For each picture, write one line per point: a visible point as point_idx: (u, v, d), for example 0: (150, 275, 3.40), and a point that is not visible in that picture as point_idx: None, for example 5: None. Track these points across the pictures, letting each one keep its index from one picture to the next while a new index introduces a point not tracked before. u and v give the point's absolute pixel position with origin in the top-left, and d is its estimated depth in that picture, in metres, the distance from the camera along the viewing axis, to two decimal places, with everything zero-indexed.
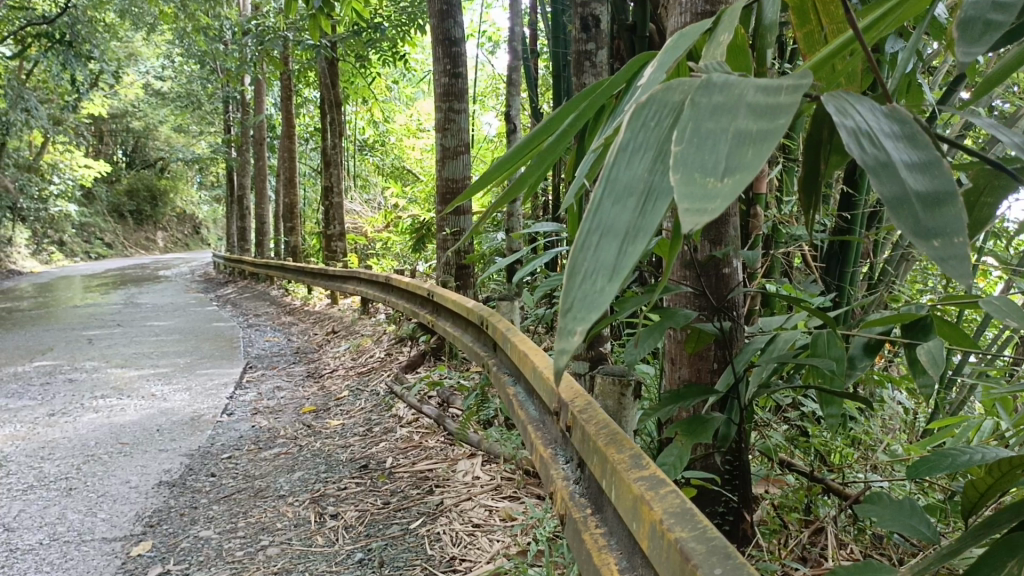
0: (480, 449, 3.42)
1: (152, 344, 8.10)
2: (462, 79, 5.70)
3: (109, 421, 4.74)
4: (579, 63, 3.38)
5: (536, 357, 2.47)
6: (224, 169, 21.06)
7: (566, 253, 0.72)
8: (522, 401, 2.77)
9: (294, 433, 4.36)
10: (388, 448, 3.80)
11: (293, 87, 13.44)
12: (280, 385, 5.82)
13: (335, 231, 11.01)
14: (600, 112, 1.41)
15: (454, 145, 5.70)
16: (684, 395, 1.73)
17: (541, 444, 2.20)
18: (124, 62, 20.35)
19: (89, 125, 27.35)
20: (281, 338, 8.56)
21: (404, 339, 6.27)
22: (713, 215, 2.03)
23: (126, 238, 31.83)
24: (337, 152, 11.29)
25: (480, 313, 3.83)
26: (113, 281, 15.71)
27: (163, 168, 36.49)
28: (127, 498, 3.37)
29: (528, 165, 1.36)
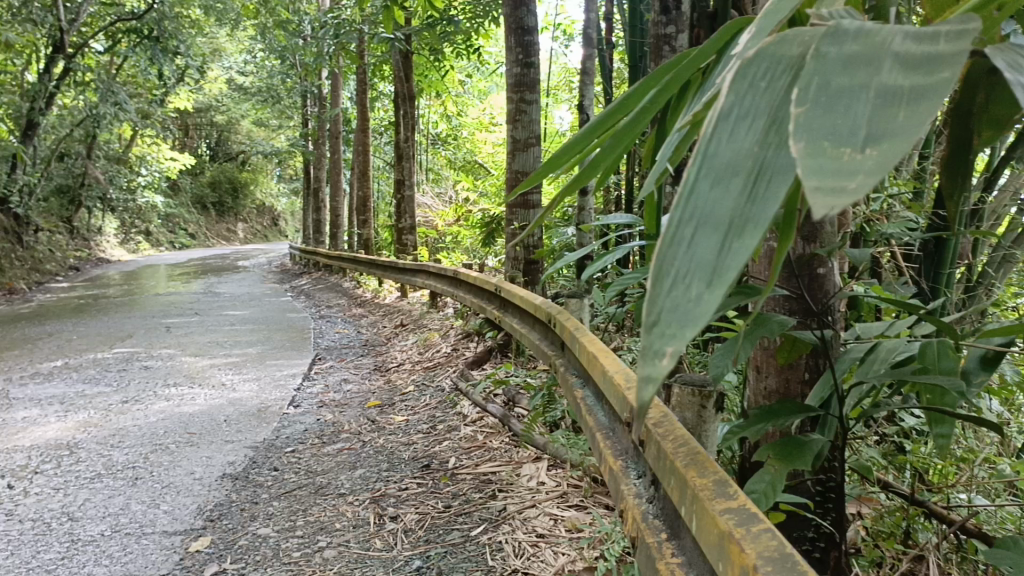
0: (546, 452, 3.27)
1: (226, 333, 8.23)
2: (535, 69, 5.55)
3: (178, 410, 4.78)
4: (658, 47, 3.18)
5: (605, 359, 2.29)
6: (301, 162, 21.44)
7: (652, 249, 0.57)
8: (590, 404, 2.60)
9: (358, 428, 4.29)
10: (451, 447, 3.69)
11: (368, 81, 13.53)
12: (347, 378, 5.80)
13: (406, 224, 11.02)
14: (684, 88, 1.25)
15: (525, 136, 5.56)
16: (778, 411, 1.55)
17: (612, 455, 2.03)
18: (209, 57, 20.91)
19: (176, 119, 28.27)
20: (351, 330, 8.59)
21: (471, 334, 6.18)
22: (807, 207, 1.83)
23: (209, 229, 32.85)
24: (409, 145, 11.28)
25: (549, 310, 3.67)
26: (194, 271, 16.16)
27: (245, 162, 37.52)
28: (190, 490, 3.35)
29: (599, 149, 1.21)
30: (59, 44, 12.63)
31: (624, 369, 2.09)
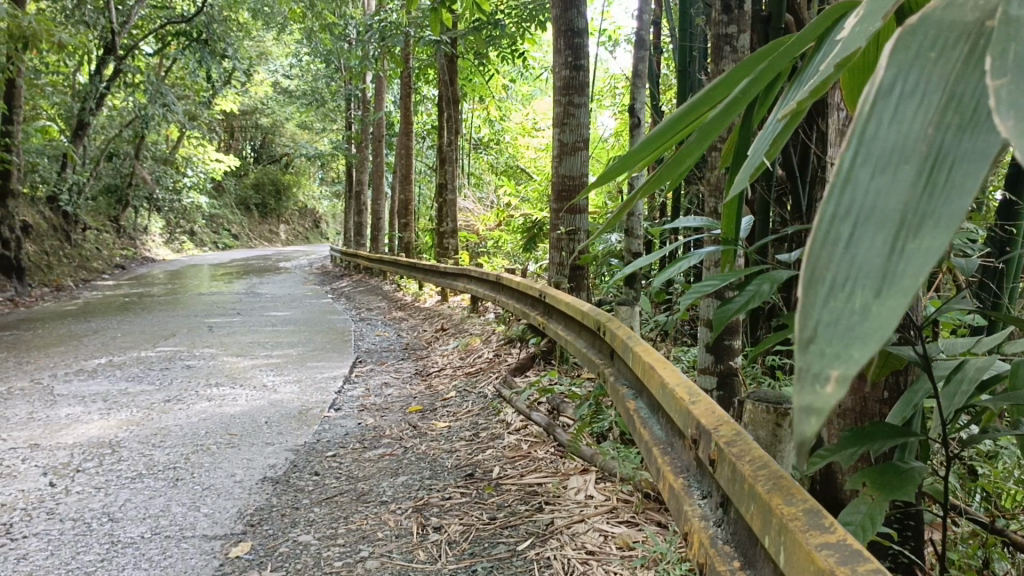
0: (595, 464, 3.16)
1: (267, 334, 8.26)
2: (584, 72, 5.44)
3: (219, 410, 4.77)
4: (718, 47, 3.03)
5: (663, 370, 2.17)
6: (344, 165, 21.57)
7: (799, 243, 0.46)
8: (644, 417, 2.48)
9: (399, 434, 4.23)
10: (495, 457, 3.60)
11: (412, 84, 13.53)
12: (388, 382, 5.75)
13: (448, 228, 10.97)
14: (773, 84, 1.13)
15: (573, 141, 5.46)
16: (873, 435, 1.43)
17: (671, 472, 1.92)
18: (255, 60, 21.15)
19: (222, 121, 28.69)
20: (391, 333, 8.56)
21: (514, 340, 6.09)
22: None
23: (252, 230, 33.28)
24: (452, 149, 11.25)
25: (597, 317, 3.57)
26: (237, 271, 16.33)
27: (288, 163, 37.94)
28: (231, 493, 3.31)
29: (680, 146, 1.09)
30: (110, 46, 12.85)
31: (685, 381, 1.97)
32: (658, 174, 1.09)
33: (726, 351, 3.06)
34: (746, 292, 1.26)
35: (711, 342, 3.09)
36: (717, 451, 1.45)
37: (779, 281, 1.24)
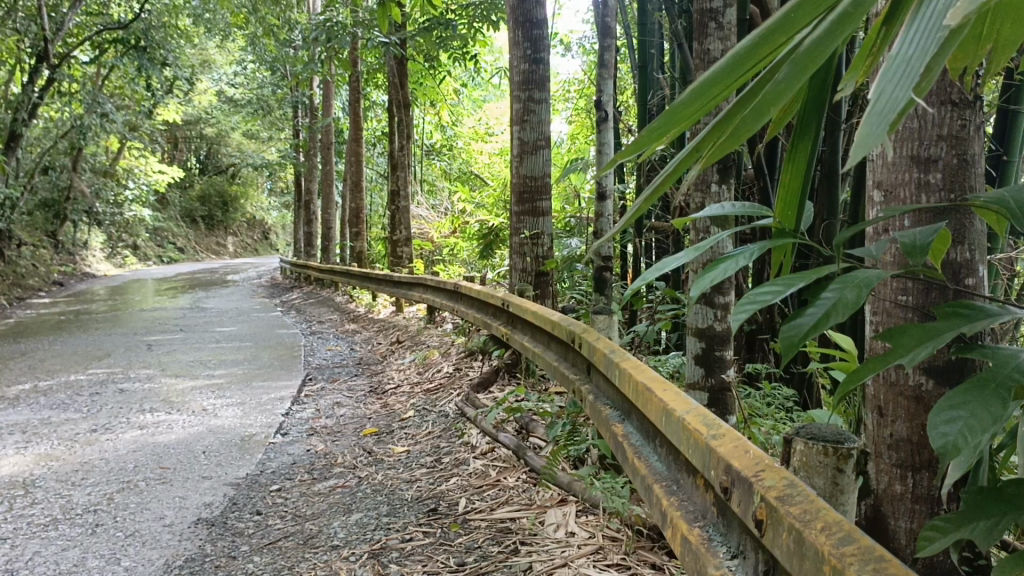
0: (574, 495, 2.82)
1: (212, 352, 7.75)
2: (544, 65, 5.12)
3: (151, 440, 4.30)
4: (701, 25, 2.71)
5: (663, 393, 1.82)
6: (293, 174, 20.97)
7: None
8: (638, 445, 2.12)
9: (352, 462, 3.82)
10: (459, 486, 3.23)
11: (360, 89, 13.07)
12: (341, 401, 5.35)
13: (401, 236, 10.54)
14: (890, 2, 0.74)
15: (533, 139, 5.13)
16: (1016, 501, 1.08)
17: (684, 523, 1.56)
18: (197, 68, 20.46)
19: (165, 132, 27.79)
20: (344, 348, 8.11)
21: (475, 353, 5.71)
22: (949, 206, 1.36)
23: (198, 243, 32.29)
24: (404, 155, 10.84)
25: (571, 329, 3.21)
26: (182, 286, 15.65)
27: (234, 175, 37.03)
28: (159, 541, 2.88)
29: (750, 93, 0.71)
30: (42, 53, 12.16)
31: (696, 409, 1.61)
32: (719, 133, 0.74)
33: (717, 363, 2.76)
34: (823, 302, 0.91)
35: (700, 353, 2.80)
36: (764, 509, 1.10)
37: (868, 287, 0.89)
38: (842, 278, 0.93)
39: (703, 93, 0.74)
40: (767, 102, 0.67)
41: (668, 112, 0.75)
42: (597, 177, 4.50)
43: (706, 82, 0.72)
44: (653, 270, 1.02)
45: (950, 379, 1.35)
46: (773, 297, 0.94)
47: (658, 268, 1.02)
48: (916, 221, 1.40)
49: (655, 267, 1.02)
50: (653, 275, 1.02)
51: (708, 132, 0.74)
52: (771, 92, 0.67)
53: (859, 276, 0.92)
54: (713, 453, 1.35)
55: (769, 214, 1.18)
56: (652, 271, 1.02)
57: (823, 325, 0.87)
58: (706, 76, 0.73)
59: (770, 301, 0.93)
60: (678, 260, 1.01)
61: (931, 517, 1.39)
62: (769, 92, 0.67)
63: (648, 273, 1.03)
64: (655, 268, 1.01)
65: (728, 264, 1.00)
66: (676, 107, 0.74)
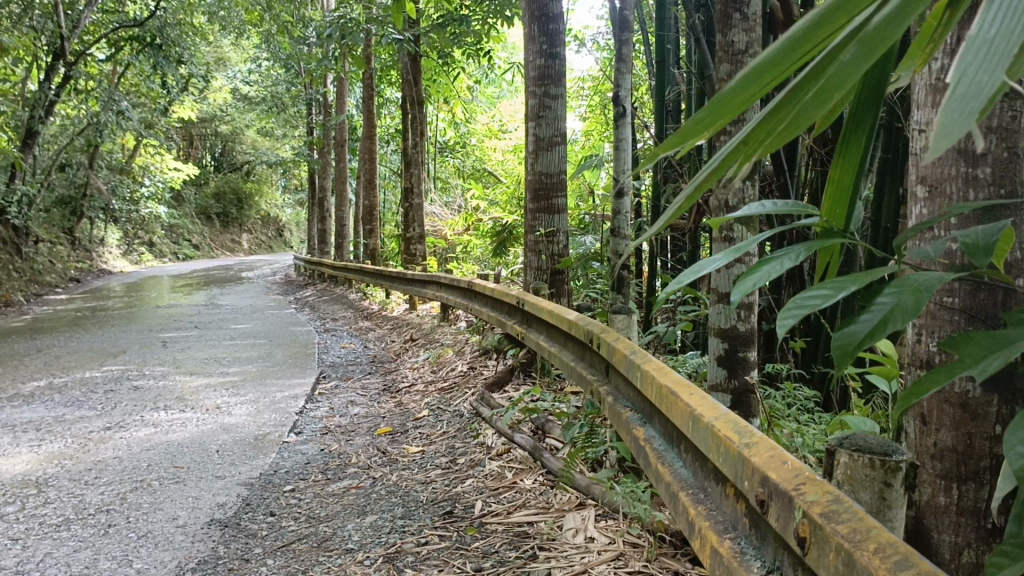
0: (592, 498, 2.76)
1: (225, 349, 7.73)
2: (560, 60, 5.05)
3: (164, 439, 4.27)
4: (725, 16, 2.64)
5: (689, 397, 1.76)
6: (306, 171, 20.96)
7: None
8: (661, 450, 2.06)
9: (366, 462, 3.78)
10: (475, 488, 3.18)
11: (374, 86, 13.01)
12: (354, 400, 5.31)
13: (415, 234, 10.48)
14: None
15: (549, 135, 5.06)
16: None
17: (714, 535, 1.49)
18: (212, 66, 20.47)
19: (180, 130, 27.85)
20: (357, 345, 8.07)
21: (489, 351, 5.65)
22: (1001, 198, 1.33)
23: (213, 240, 32.37)
24: (417, 151, 10.78)
25: (589, 328, 3.15)
26: (197, 282, 15.67)
27: (248, 172, 37.08)
28: (171, 542, 2.84)
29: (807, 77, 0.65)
30: (58, 51, 12.18)
31: (725, 415, 1.55)
32: (771, 122, 0.68)
33: (740, 365, 2.69)
34: (878, 307, 0.85)
35: (722, 354, 2.72)
36: (808, 526, 1.05)
37: (928, 292, 0.83)
38: (898, 282, 0.88)
39: (756, 80, 0.68)
40: (829, 90, 0.62)
41: (717, 101, 0.69)
42: (613, 174, 4.44)
43: (760, 66, 0.66)
44: (687, 274, 0.96)
45: (998, 385, 1.30)
46: (822, 302, 0.87)
47: (693, 273, 0.95)
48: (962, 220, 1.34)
49: (688, 271, 0.96)
50: (688, 279, 0.95)
51: (760, 122, 0.68)
52: (834, 79, 0.61)
53: (916, 280, 0.86)
54: (747, 462, 1.29)
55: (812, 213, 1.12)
56: (686, 274, 0.95)
57: (881, 333, 0.81)
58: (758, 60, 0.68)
59: (818, 306, 0.87)
60: (718, 262, 0.95)
61: (977, 530, 1.34)
62: (831, 78, 0.62)
63: (682, 277, 0.96)
64: (691, 271, 0.94)
65: (772, 265, 0.93)
66: (724, 97, 0.69)
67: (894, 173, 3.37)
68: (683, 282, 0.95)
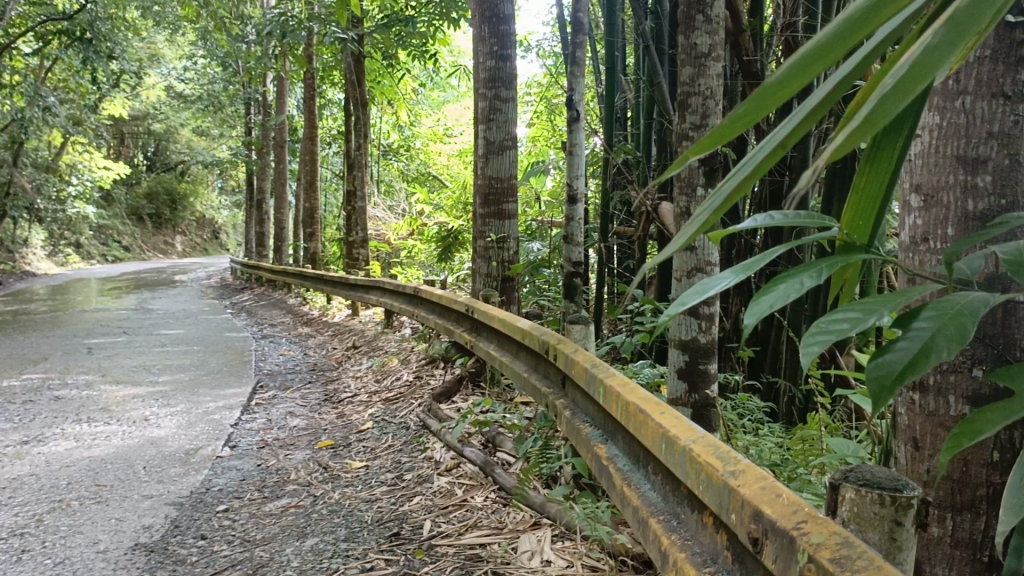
0: (548, 517, 2.64)
1: (156, 356, 7.38)
2: (511, 62, 4.93)
3: (87, 454, 3.99)
4: (689, 17, 2.54)
5: (662, 418, 1.64)
6: (244, 173, 20.41)
7: None
8: (626, 472, 1.93)
9: (307, 479, 3.58)
10: (423, 506, 3.03)
11: (316, 86, 12.69)
12: (294, 411, 5.09)
13: (357, 238, 10.23)
14: None
15: (500, 138, 4.93)
16: None
17: (691, 568, 1.37)
18: (146, 62, 19.79)
19: (110, 127, 26.87)
20: (297, 353, 7.81)
21: (436, 360, 5.48)
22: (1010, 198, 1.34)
23: (145, 242, 31.32)
24: (361, 154, 10.54)
25: (544, 338, 3.03)
26: (128, 285, 15.08)
27: (182, 172, 35.99)
28: (90, 570, 2.61)
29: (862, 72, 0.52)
30: None
31: (702, 438, 1.43)
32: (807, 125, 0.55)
33: (702, 377, 2.60)
34: (916, 330, 0.74)
35: (683, 367, 2.63)
36: (813, 571, 0.92)
37: (975, 316, 0.72)
38: (934, 305, 0.77)
39: (808, 69, 0.55)
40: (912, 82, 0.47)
41: (757, 94, 0.56)
42: (567, 179, 4.35)
43: (815, 49, 0.54)
44: (692, 293, 0.85)
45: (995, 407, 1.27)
46: (850, 327, 0.75)
47: (700, 292, 0.84)
48: (960, 229, 1.38)
49: (695, 290, 0.85)
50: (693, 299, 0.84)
51: (801, 121, 0.54)
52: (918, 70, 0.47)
53: (958, 302, 0.75)
54: (734, 494, 1.17)
55: (829, 227, 1.02)
56: (692, 293, 0.85)
57: (922, 363, 0.69)
58: (807, 47, 0.56)
59: (846, 331, 0.75)
60: (729, 280, 0.84)
61: (973, 563, 1.30)
62: (913, 66, 0.47)
63: (688, 296, 0.85)
64: (697, 291, 0.83)
65: (789, 285, 0.81)
66: (766, 88, 0.56)
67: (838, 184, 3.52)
68: (686, 302, 0.85)
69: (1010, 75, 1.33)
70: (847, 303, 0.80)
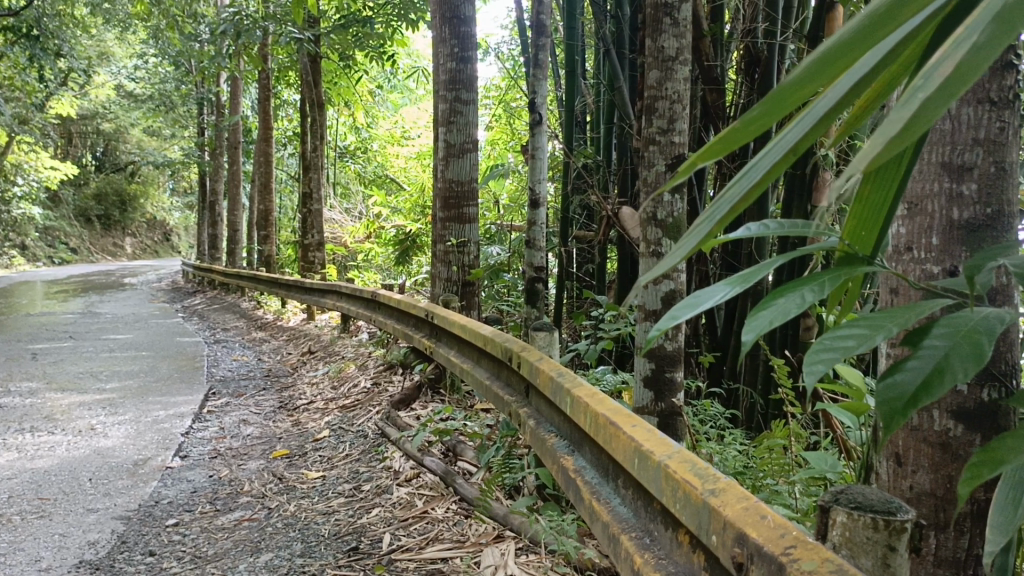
0: (511, 530, 2.58)
1: (103, 362, 7.14)
2: (472, 64, 4.86)
3: (28, 466, 3.81)
4: (656, 19, 2.50)
5: (634, 431, 1.59)
6: (197, 174, 19.99)
7: None
8: (594, 485, 1.88)
9: (260, 490, 3.46)
10: (382, 519, 2.94)
11: (271, 87, 12.46)
12: (248, 419, 4.95)
13: (313, 240, 10.05)
14: None
15: (460, 141, 4.86)
16: None
17: None
18: (95, 60, 19.25)
19: (58, 127, 26.14)
20: (251, 358, 7.64)
21: (394, 366, 5.38)
22: (992, 210, 1.34)
23: (93, 244, 30.52)
24: (317, 155, 10.37)
25: (507, 346, 2.96)
26: (76, 288, 14.65)
27: (132, 172, 35.17)
28: None
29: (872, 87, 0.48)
30: None
31: (677, 454, 1.38)
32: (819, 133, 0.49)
33: (668, 386, 2.57)
34: (929, 351, 0.71)
35: (649, 375, 2.58)
36: None
37: (991, 341, 0.68)
38: (944, 322, 0.74)
39: (823, 72, 0.53)
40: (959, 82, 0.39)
41: (774, 95, 0.52)
42: (529, 184, 4.29)
43: (835, 49, 0.53)
44: (685, 307, 0.79)
45: (979, 424, 1.27)
46: (856, 344, 0.70)
47: (691, 309, 0.78)
48: (946, 237, 1.38)
49: (685, 306, 0.79)
50: (683, 318, 0.78)
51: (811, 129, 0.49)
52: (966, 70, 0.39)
53: (970, 320, 0.73)
54: (714, 514, 1.12)
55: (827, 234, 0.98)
56: (682, 310, 0.79)
57: (935, 387, 0.67)
58: (829, 42, 0.55)
59: (852, 349, 0.70)
60: (725, 295, 0.78)
61: None
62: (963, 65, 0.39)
63: (677, 312, 0.79)
64: (691, 308, 0.77)
65: (789, 298, 0.76)
66: (781, 87, 0.53)
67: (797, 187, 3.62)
68: (675, 319, 0.79)
69: (997, 80, 1.32)
70: (852, 319, 0.75)
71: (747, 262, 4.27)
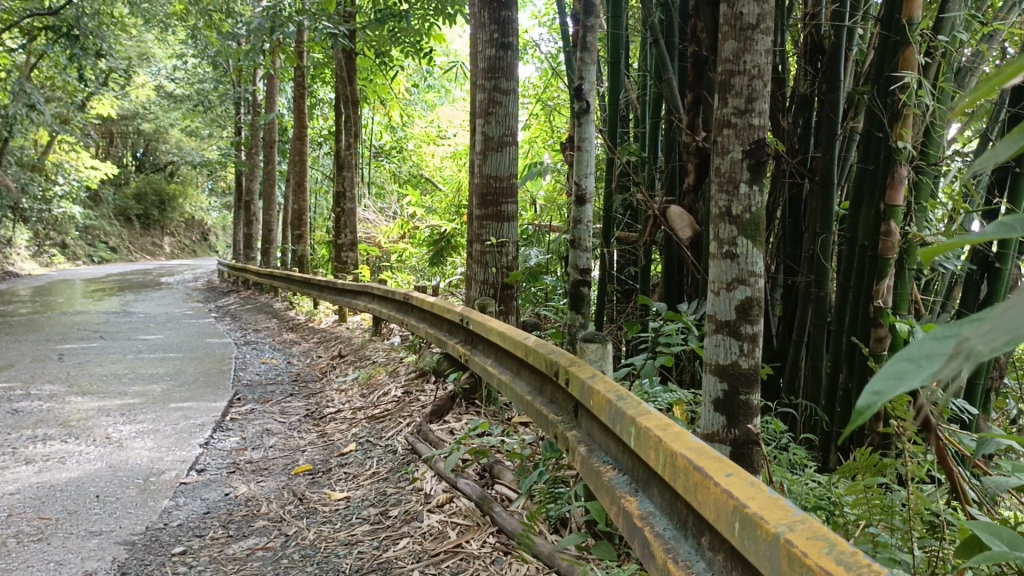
0: (558, 572, 2.24)
1: (130, 364, 6.91)
2: (512, 51, 4.52)
3: (37, 480, 3.54)
4: None
5: (732, 486, 1.22)
6: (233, 174, 19.90)
7: None
8: (669, 539, 1.52)
9: (279, 513, 3.15)
10: (410, 553, 2.61)
11: (306, 85, 12.20)
12: (272, 428, 4.66)
13: (346, 240, 9.77)
14: None
15: (499, 134, 4.52)
16: None
17: None
18: (136, 61, 19.23)
19: (99, 126, 26.29)
20: (280, 361, 7.38)
21: (426, 374, 5.07)
22: None
23: (133, 242, 30.68)
24: (351, 154, 10.08)
25: (553, 359, 2.62)
26: (115, 287, 14.59)
27: (172, 173, 35.33)
28: None
29: None
30: None
31: (802, 528, 1.03)
32: None
33: (743, 411, 2.19)
34: None
35: (720, 398, 2.23)
36: None
37: None
38: None
39: None
40: None
41: None
42: (574, 179, 3.93)
43: None
44: (917, 357, 0.45)
45: None
46: None
47: (919, 369, 0.44)
48: None
49: (913, 347, 0.46)
50: (894, 391, 0.44)
51: None
52: None
53: None
54: None
55: None
56: (900, 370, 0.44)
57: None
58: None
59: None
60: None
61: None
62: None
63: (891, 372, 0.45)
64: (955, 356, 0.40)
65: None
66: None
67: (880, 191, 3.27)
68: (880, 395, 0.46)
69: None
70: None
71: (808, 267, 3.92)
